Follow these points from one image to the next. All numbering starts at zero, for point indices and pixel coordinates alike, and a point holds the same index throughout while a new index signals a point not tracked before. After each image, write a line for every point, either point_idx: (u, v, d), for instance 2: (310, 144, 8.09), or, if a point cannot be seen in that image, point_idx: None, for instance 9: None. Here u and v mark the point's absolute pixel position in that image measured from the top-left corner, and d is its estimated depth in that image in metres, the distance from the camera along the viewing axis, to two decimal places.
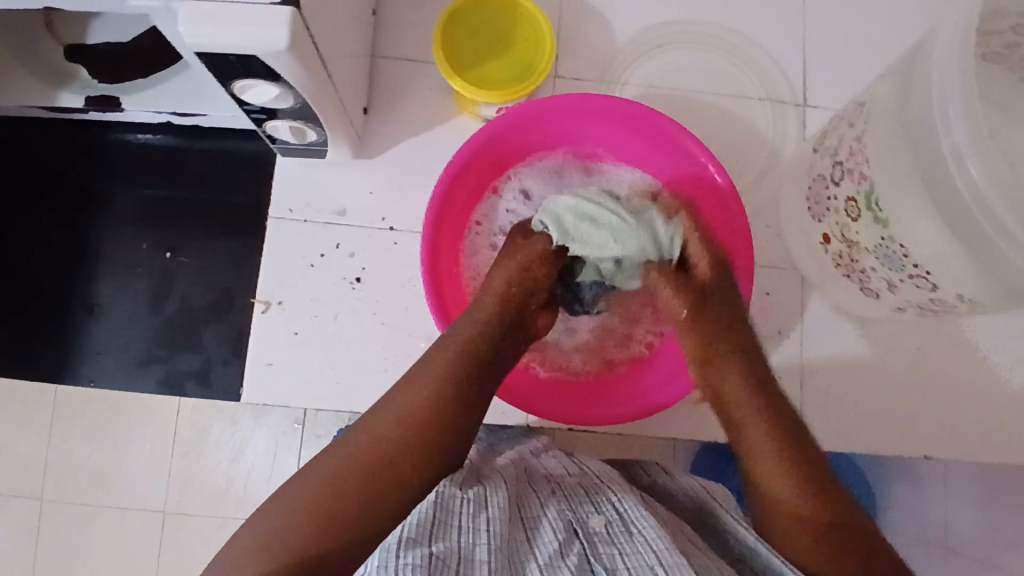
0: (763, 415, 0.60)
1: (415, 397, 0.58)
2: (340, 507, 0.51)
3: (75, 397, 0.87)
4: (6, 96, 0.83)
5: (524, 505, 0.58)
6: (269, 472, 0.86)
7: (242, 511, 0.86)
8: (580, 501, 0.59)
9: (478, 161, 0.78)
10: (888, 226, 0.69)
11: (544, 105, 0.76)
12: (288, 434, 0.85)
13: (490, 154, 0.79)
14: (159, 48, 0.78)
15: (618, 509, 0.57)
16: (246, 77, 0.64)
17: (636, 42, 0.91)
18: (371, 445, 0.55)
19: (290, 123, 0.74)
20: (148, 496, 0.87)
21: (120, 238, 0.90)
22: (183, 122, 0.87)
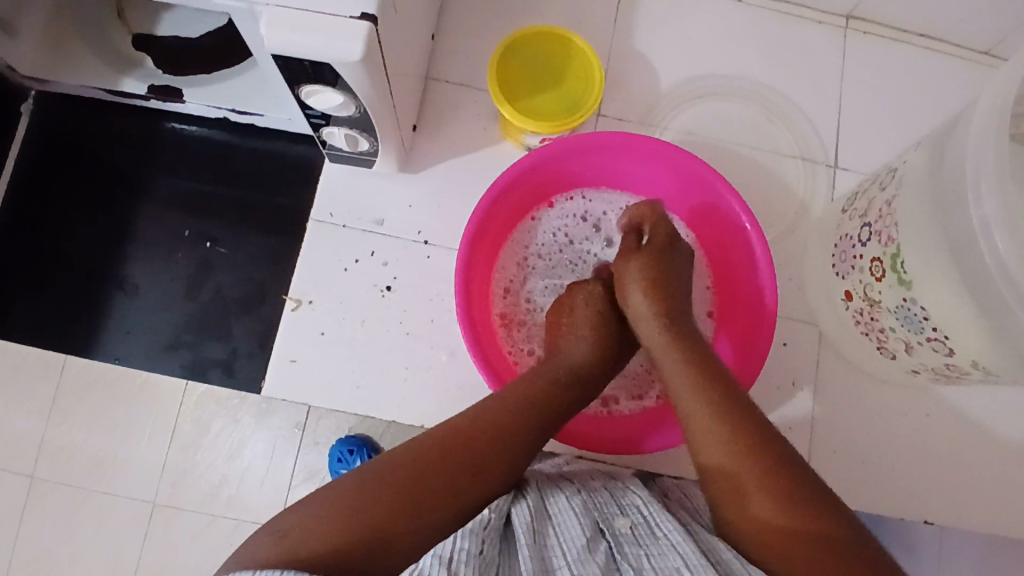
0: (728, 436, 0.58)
1: (474, 441, 0.58)
2: (409, 500, 0.51)
3: (84, 377, 0.88)
4: (70, 76, 0.86)
5: (551, 499, 0.61)
6: (264, 473, 0.87)
7: (235, 509, 0.87)
8: (605, 503, 0.62)
9: (519, 186, 0.80)
10: (910, 288, 0.71)
11: (588, 138, 0.78)
12: (287, 437, 0.88)
13: (530, 181, 0.81)
14: (225, 45, 0.81)
15: (642, 511, 0.60)
16: (314, 83, 0.67)
17: (679, 90, 0.94)
18: (462, 453, 0.57)
19: (346, 131, 0.77)
20: (145, 485, 0.87)
21: (158, 222, 0.91)
22: (239, 120, 0.89)
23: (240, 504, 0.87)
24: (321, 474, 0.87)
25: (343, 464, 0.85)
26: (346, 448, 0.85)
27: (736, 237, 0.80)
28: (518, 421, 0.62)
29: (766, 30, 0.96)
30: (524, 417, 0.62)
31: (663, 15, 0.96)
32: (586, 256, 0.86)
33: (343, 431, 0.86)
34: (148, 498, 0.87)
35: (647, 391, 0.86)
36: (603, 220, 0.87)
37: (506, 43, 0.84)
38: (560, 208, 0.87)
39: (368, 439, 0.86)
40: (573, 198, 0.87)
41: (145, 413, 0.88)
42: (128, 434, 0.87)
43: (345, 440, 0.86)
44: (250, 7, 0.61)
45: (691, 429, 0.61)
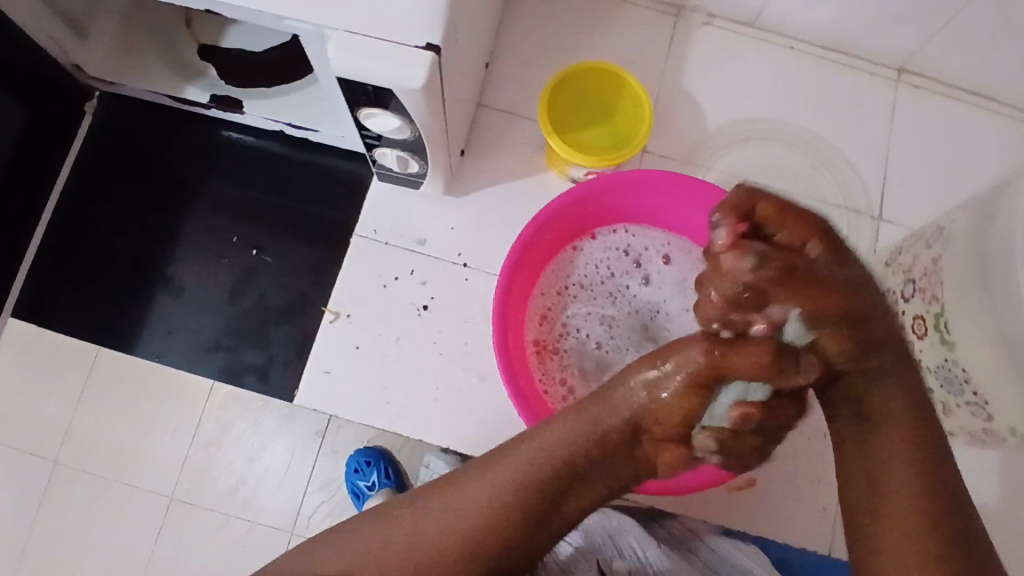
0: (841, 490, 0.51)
1: (485, 499, 0.56)
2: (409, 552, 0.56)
3: (119, 369, 0.90)
4: (136, 80, 0.89)
5: None
6: (281, 478, 0.88)
7: (249, 514, 0.87)
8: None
9: (563, 217, 0.81)
10: (953, 349, 0.70)
11: (640, 176, 0.79)
12: (307, 444, 0.88)
13: (575, 213, 0.82)
14: (290, 59, 0.83)
15: None
16: (373, 106, 0.69)
17: (726, 131, 0.95)
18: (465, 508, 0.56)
19: (398, 153, 0.78)
20: (164, 483, 0.88)
21: (205, 225, 0.93)
22: (295, 134, 0.91)
23: (254, 508, 0.88)
24: (337, 482, 0.88)
25: (359, 475, 0.84)
26: (364, 459, 0.84)
27: None
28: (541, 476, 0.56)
29: (817, 78, 0.96)
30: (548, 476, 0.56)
31: (714, 57, 0.97)
32: (624, 293, 0.86)
33: (364, 442, 0.86)
34: (167, 492, 0.88)
35: None
36: (643, 258, 0.86)
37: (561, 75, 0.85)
38: (602, 242, 0.86)
39: (385, 450, 0.85)
40: (616, 233, 0.86)
41: (175, 411, 0.89)
42: (156, 431, 0.89)
43: (363, 451, 0.85)
44: (320, 30, 0.63)
45: None
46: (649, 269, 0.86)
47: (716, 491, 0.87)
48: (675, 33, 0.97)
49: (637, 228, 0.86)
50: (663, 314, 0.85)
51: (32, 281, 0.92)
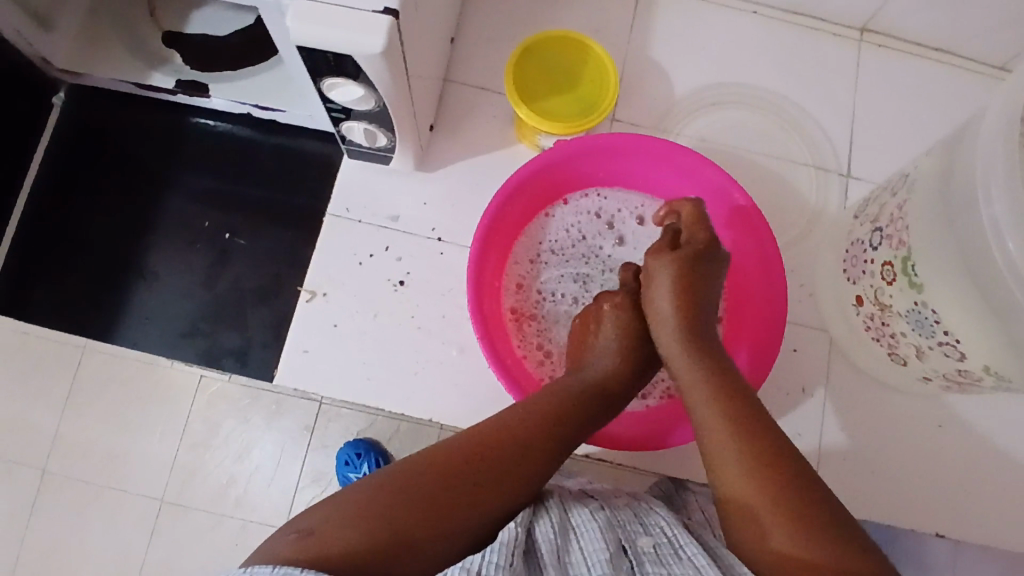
0: (724, 417, 0.58)
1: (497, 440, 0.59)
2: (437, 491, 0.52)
3: (99, 366, 0.90)
4: (102, 69, 0.89)
5: (573, 516, 0.59)
6: (271, 475, 0.89)
7: (241, 511, 0.88)
8: (629, 521, 0.61)
9: (532, 183, 0.81)
10: (921, 291, 0.71)
11: (603, 140, 0.78)
12: (295, 441, 0.89)
13: (544, 179, 0.81)
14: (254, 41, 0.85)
15: (667, 532, 0.58)
16: (337, 76, 0.69)
17: (693, 97, 0.96)
18: (484, 453, 0.57)
19: (365, 126, 0.79)
20: (152, 484, 0.89)
21: (176, 213, 0.93)
22: (262, 116, 0.91)
23: (246, 505, 0.89)
24: (326, 477, 0.89)
25: (349, 467, 0.87)
26: (354, 452, 0.87)
27: (751, 243, 0.80)
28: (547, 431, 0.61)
29: (779, 40, 0.97)
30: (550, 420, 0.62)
31: (678, 23, 0.98)
32: (598, 254, 0.85)
33: (353, 434, 0.88)
34: (159, 493, 0.89)
35: (652, 392, 0.86)
36: (616, 219, 0.86)
37: (524, 44, 0.84)
38: (574, 206, 0.86)
39: (374, 442, 0.88)
40: (589, 196, 0.86)
41: (160, 410, 0.89)
42: (140, 430, 0.89)
43: (353, 444, 0.87)
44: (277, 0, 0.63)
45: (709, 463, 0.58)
46: (623, 230, 0.86)
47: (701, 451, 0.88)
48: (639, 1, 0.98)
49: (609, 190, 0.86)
50: None
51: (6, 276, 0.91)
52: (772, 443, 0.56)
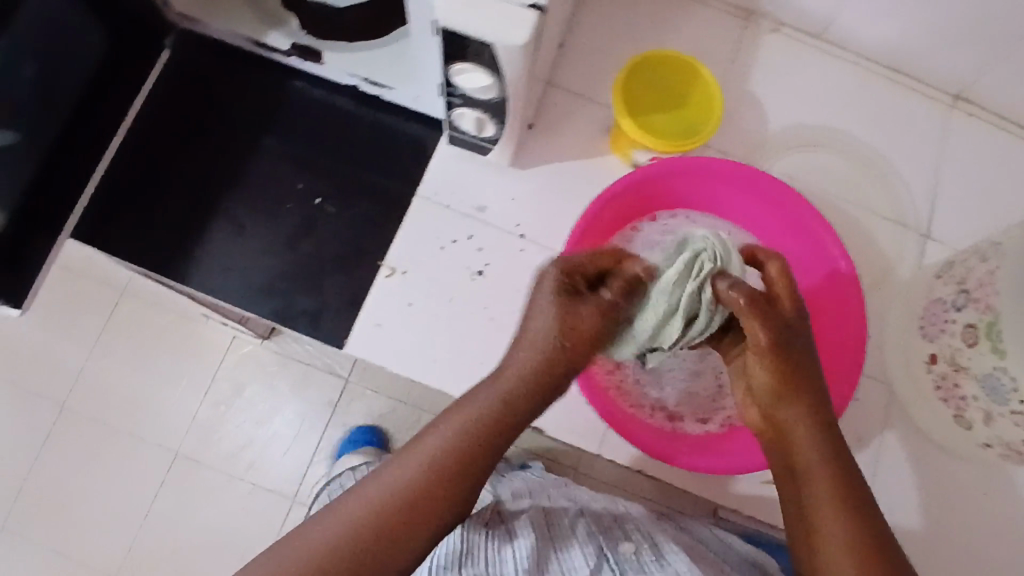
0: (829, 479, 0.59)
1: (448, 435, 0.58)
2: (400, 516, 0.55)
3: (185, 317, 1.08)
4: (220, 20, 0.89)
5: (558, 522, 0.70)
6: (285, 445, 1.17)
7: (252, 474, 1.16)
8: (613, 526, 0.70)
9: (630, 191, 0.83)
10: (1002, 356, 0.73)
11: (713, 164, 0.81)
12: (316, 414, 1.18)
13: (643, 190, 0.84)
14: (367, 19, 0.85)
15: (647, 535, 0.67)
16: (465, 61, 0.70)
17: (785, 135, 0.97)
18: (443, 453, 0.57)
19: (477, 114, 0.80)
20: (172, 438, 1.16)
21: (269, 171, 0.94)
22: (369, 90, 0.92)
23: (257, 470, 1.16)
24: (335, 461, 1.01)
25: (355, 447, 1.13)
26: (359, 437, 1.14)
27: (829, 285, 0.82)
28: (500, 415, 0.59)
29: (874, 93, 0.99)
30: (505, 410, 0.59)
31: (779, 62, 0.99)
32: None
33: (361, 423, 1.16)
34: (174, 448, 1.16)
35: (714, 418, 0.86)
36: None
37: (635, 61, 0.86)
38: (662, 223, 0.88)
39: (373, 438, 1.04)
40: (677, 216, 0.88)
41: (196, 366, 1.18)
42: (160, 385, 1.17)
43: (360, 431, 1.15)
44: None
45: (814, 532, 0.58)
46: None
47: (750, 483, 0.88)
48: (744, 34, 1.00)
49: (697, 213, 0.88)
50: None
51: (97, 205, 0.93)
52: (867, 521, 0.58)
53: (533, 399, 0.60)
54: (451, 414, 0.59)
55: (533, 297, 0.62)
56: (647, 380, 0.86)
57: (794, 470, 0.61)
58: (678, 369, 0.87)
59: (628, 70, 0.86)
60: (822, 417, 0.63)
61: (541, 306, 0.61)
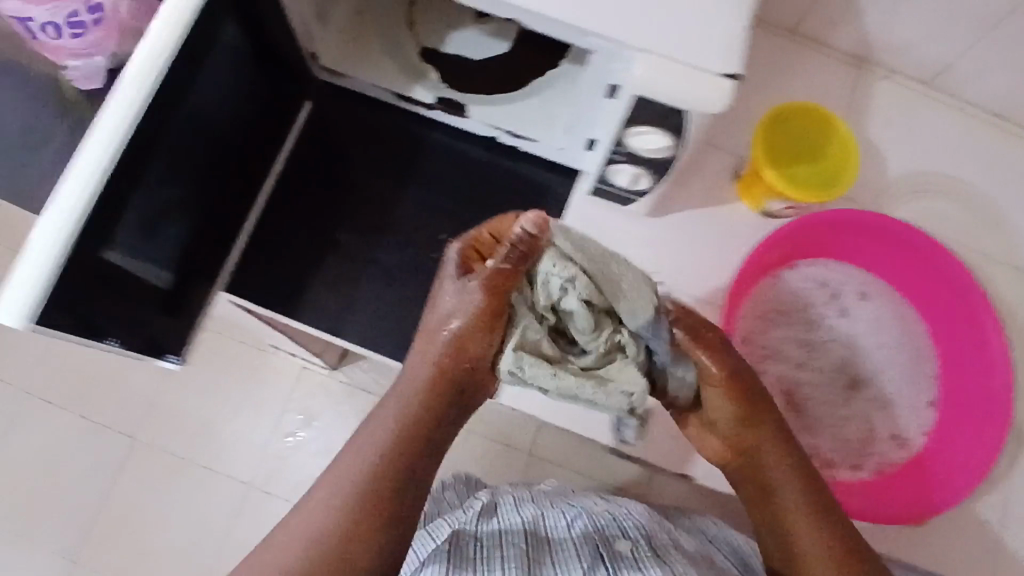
0: (806, 512, 0.67)
1: (409, 458, 0.62)
2: (343, 526, 0.61)
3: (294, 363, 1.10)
4: (366, 74, 0.93)
5: (560, 525, 0.84)
6: None
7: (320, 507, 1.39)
8: (613, 527, 0.84)
9: (783, 242, 0.86)
10: None
11: (867, 217, 0.85)
12: None
13: (791, 241, 0.87)
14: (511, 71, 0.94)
15: (630, 531, 0.83)
16: (642, 123, 0.73)
17: (905, 181, 1.00)
18: (384, 473, 0.62)
19: (635, 170, 0.82)
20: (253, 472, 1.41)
21: (410, 219, 0.96)
22: (506, 141, 0.95)
23: None
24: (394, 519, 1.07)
25: None
26: None
27: (970, 334, 0.87)
28: (431, 433, 0.63)
29: (985, 140, 1.03)
30: (414, 425, 0.62)
31: (894, 108, 1.03)
32: (821, 322, 0.90)
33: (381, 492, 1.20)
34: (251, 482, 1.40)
35: (867, 463, 0.89)
36: (840, 292, 0.91)
37: (772, 114, 0.90)
38: (803, 272, 0.90)
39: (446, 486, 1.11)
40: (816, 266, 0.91)
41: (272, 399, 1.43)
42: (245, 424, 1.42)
43: None
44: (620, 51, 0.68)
45: (806, 559, 0.67)
46: (847, 303, 0.91)
47: None
48: (857, 81, 1.03)
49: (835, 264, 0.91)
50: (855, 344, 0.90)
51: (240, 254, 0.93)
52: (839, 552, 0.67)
53: (451, 401, 0.63)
54: (378, 422, 0.63)
55: (439, 278, 0.63)
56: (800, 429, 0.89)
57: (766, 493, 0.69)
58: (829, 419, 0.89)
59: (766, 123, 0.89)
60: (772, 437, 0.68)
61: (462, 306, 0.60)
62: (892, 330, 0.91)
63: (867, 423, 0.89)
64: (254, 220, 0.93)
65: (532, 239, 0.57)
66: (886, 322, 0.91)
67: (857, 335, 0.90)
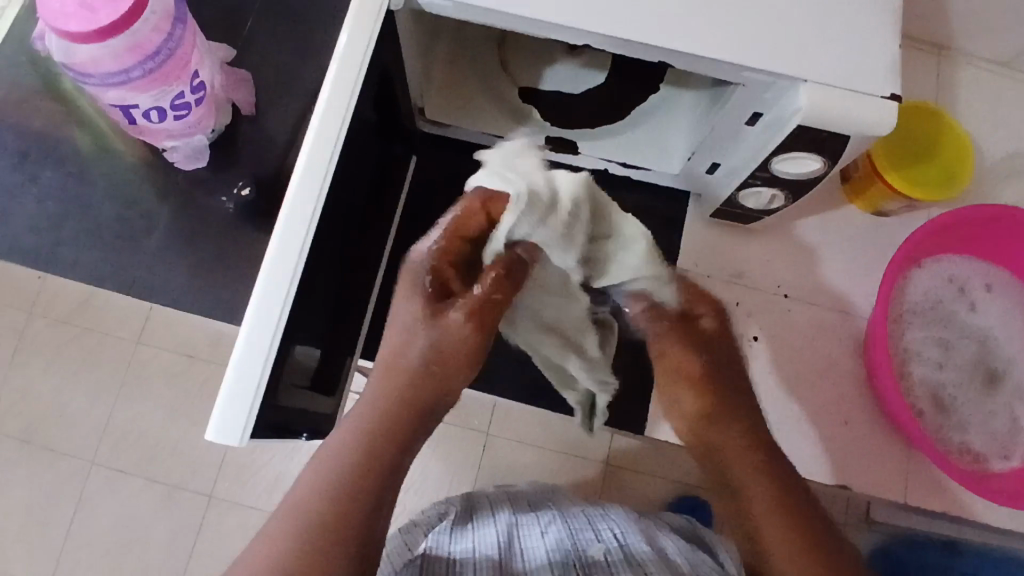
0: (774, 494, 0.64)
1: (361, 423, 0.57)
2: (320, 525, 0.52)
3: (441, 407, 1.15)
4: (470, 122, 0.92)
5: (529, 525, 0.79)
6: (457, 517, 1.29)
7: None
8: (582, 527, 0.78)
9: (922, 241, 0.89)
10: None
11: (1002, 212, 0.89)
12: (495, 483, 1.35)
13: (928, 240, 0.90)
14: (610, 100, 0.93)
15: (612, 532, 0.75)
16: (794, 150, 0.72)
17: (1003, 164, 1.03)
18: (374, 452, 0.55)
19: (771, 192, 0.83)
20: None
21: None
22: (618, 172, 0.95)
23: None
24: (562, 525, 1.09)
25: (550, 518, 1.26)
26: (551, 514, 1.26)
27: None
28: (398, 408, 0.58)
29: None
30: (402, 406, 0.58)
31: (983, 92, 1.05)
32: (955, 317, 0.94)
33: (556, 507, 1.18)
34: None
35: (1015, 452, 0.90)
36: (968, 286, 0.94)
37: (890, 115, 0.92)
38: (933, 270, 0.94)
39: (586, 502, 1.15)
40: (946, 263, 0.94)
41: None
42: None
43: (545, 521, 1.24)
44: (774, 81, 0.67)
45: (764, 534, 0.63)
46: (975, 297, 0.94)
47: None
48: (940, 71, 1.05)
49: (964, 259, 0.94)
50: (986, 333, 0.94)
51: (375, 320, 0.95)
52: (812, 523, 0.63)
53: (419, 427, 0.58)
54: (363, 403, 0.58)
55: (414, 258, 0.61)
56: (948, 425, 0.91)
57: (730, 477, 0.67)
58: (973, 413, 0.91)
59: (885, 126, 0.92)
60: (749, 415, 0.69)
61: (431, 330, 0.58)
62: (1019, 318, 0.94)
63: (1007, 410, 0.92)
64: (376, 286, 0.93)
65: (513, 266, 0.58)
66: (1014, 310, 0.94)
67: (987, 325, 0.94)
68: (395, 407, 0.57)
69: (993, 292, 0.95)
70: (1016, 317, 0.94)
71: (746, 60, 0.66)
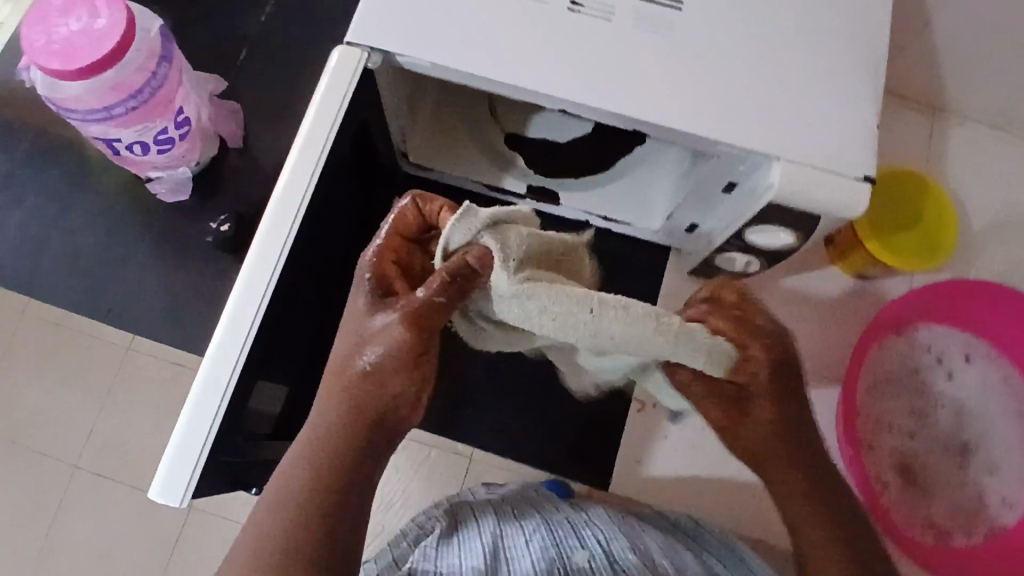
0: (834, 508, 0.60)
1: (301, 461, 0.56)
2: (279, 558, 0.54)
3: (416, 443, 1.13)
4: (453, 166, 0.92)
5: (516, 532, 0.79)
6: None
7: None
8: (567, 534, 0.78)
9: (893, 314, 0.91)
10: None
11: (977, 285, 0.89)
12: None
13: (901, 312, 0.91)
14: (597, 148, 0.93)
15: (599, 540, 0.76)
16: (768, 223, 0.72)
17: (990, 230, 1.02)
18: (325, 480, 0.55)
19: (750, 258, 0.83)
20: None
21: None
22: (599, 225, 0.95)
23: None
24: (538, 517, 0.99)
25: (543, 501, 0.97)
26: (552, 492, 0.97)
27: None
28: (342, 434, 0.56)
29: None
30: (342, 433, 0.56)
31: (976, 156, 1.05)
32: (931, 388, 0.95)
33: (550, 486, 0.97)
34: None
35: (978, 528, 0.90)
36: (945, 353, 0.95)
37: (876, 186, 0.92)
38: (908, 340, 0.95)
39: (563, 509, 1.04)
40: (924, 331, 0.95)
41: None
42: None
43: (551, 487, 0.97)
44: (750, 155, 0.67)
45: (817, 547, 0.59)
46: (953, 366, 0.95)
47: None
48: (933, 132, 1.05)
49: (943, 327, 0.95)
50: (961, 403, 0.94)
51: None
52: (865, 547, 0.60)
53: (376, 440, 0.57)
54: (307, 430, 0.57)
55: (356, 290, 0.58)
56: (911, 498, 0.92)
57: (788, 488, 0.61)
58: (940, 487, 0.92)
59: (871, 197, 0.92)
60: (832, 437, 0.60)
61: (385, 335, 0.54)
62: (996, 388, 0.94)
63: (973, 485, 0.92)
64: None
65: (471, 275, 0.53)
66: (991, 382, 0.94)
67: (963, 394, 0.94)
68: (337, 434, 0.56)
69: (970, 361, 0.95)
70: (992, 388, 0.94)
71: (721, 137, 0.65)
